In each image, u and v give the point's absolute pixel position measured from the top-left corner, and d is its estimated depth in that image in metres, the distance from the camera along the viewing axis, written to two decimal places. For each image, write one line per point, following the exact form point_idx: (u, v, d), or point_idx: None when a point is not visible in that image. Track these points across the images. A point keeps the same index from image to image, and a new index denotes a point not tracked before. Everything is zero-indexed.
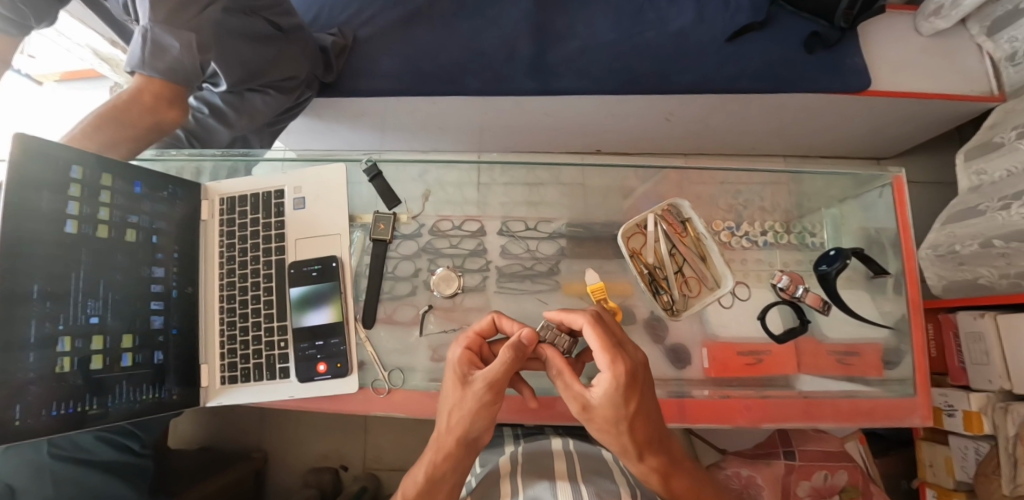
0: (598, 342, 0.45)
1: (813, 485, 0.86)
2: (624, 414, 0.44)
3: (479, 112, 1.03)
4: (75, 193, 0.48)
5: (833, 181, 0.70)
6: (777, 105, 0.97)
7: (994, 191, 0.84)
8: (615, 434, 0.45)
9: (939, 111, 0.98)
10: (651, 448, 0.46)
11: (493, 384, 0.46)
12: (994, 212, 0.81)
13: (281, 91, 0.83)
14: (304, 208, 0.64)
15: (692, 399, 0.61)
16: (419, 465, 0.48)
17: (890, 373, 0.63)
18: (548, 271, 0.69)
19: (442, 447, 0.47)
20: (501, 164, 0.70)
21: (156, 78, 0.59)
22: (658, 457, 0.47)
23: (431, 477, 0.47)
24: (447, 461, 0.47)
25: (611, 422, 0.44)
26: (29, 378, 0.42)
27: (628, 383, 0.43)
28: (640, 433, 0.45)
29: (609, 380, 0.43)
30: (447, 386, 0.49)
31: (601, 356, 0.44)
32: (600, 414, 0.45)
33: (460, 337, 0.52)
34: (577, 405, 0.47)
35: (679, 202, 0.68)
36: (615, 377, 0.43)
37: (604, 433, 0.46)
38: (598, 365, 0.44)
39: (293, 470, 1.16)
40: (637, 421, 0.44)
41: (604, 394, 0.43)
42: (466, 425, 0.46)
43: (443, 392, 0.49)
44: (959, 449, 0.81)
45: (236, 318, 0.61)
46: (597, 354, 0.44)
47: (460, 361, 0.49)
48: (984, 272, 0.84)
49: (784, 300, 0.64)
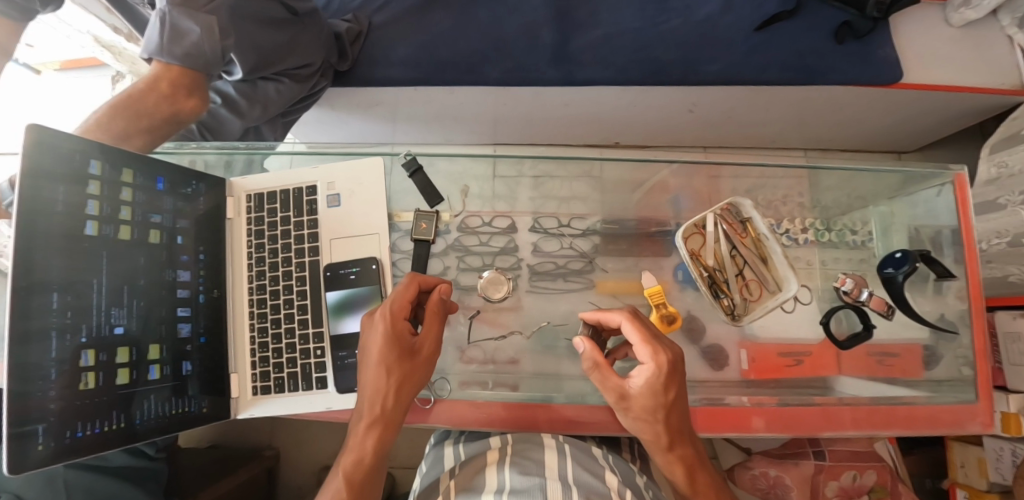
0: (639, 333, 0.43)
1: (841, 485, 0.81)
2: (662, 404, 0.42)
3: (499, 104, 0.95)
4: (95, 191, 0.45)
5: (882, 178, 0.65)
6: (806, 98, 0.90)
7: (1011, 183, 0.82)
8: (650, 423, 0.43)
9: (966, 105, 0.91)
10: (681, 439, 0.44)
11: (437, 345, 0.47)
12: (1014, 206, 0.80)
13: (296, 79, 0.78)
14: (339, 206, 0.60)
15: (703, 405, 0.57)
16: (359, 441, 0.44)
17: (930, 374, 0.61)
18: (582, 269, 0.65)
19: (385, 417, 0.44)
20: (532, 158, 0.64)
21: (175, 65, 0.57)
22: (684, 451, 0.44)
23: (379, 451, 0.44)
24: (391, 428, 0.44)
25: (647, 410, 0.42)
26: (48, 397, 0.38)
27: (671, 372, 0.41)
28: (674, 421, 0.43)
29: (650, 369, 0.41)
30: (376, 360, 0.43)
31: (641, 347, 0.42)
32: (635, 401, 0.43)
33: (381, 310, 0.45)
34: (613, 396, 0.44)
35: (740, 200, 0.61)
36: (657, 368, 0.41)
37: (640, 421, 0.44)
38: (638, 354, 0.43)
39: (305, 470, 1.13)
40: (674, 412, 0.43)
41: (644, 382, 0.41)
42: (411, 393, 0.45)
43: (373, 364, 0.44)
44: (994, 451, 0.79)
45: (268, 323, 0.58)
46: (638, 344, 0.43)
47: (395, 332, 0.44)
48: (1015, 270, 0.80)
49: (847, 304, 0.60)
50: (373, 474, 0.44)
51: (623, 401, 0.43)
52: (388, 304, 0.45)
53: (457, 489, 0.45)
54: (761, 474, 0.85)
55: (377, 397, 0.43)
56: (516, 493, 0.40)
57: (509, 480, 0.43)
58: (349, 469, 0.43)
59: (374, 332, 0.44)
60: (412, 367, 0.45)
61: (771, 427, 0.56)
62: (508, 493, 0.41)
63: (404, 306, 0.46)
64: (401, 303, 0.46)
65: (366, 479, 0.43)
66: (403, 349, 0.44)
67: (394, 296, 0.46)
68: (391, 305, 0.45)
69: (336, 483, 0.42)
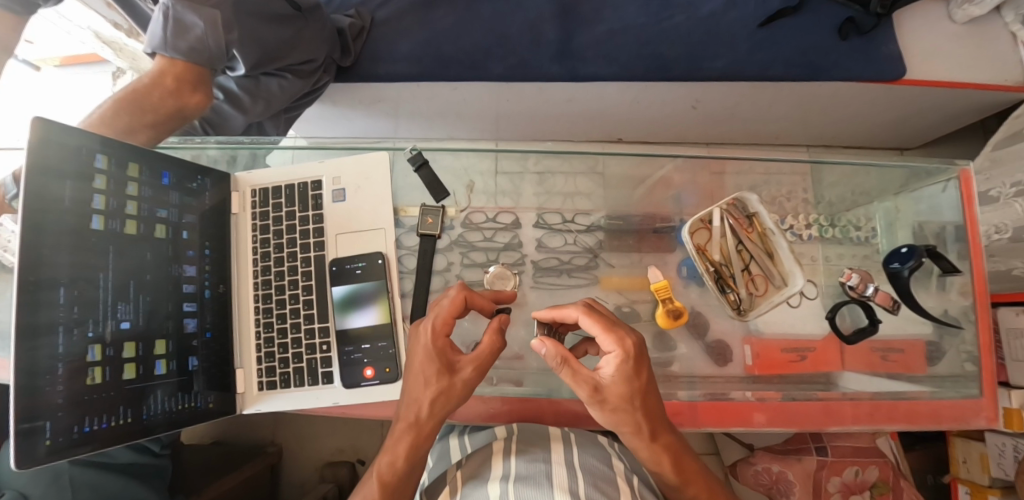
0: (600, 323, 0.40)
1: (844, 480, 0.81)
2: (638, 389, 0.40)
3: (502, 99, 0.95)
4: (100, 186, 0.45)
5: (887, 173, 0.65)
6: (810, 94, 0.90)
7: (1002, 174, 0.83)
8: (627, 412, 0.41)
9: (969, 101, 0.91)
10: (659, 424, 0.43)
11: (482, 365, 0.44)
12: (1006, 199, 0.81)
13: (299, 75, 0.78)
14: (344, 200, 0.60)
15: (704, 401, 0.58)
16: (393, 449, 0.45)
17: (934, 370, 0.61)
18: (586, 264, 0.65)
19: (420, 430, 0.44)
20: (537, 153, 0.64)
21: (179, 60, 0.58)
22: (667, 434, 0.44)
23: (411, 458, 0.45)
24: (424, 439, 0.45)
25: (625, 398, 0.40)
26: (56, 392, 0.39)
27: (640, 356, 0.39)
28: (651, 406, 0.41)
29: (619, 356, 0.39)
30: (419, 372, 0.43)
31: (605, 337, 0.39)
32: (612, 391, 0.40)
33: (426, 322, 0.43)
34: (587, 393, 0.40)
35: (746, 195, 0.61)
36: (625, 354, 0.38)
37: (618, 412, 0.41)
38: (602, 344, 0.40)
39: (308, 466, 1.13)
40: (649, 396, 0.41)
41: (615, 370, 0.39)
42: (447, 406, 0.44)
43: (414, 379, 0.43)
44: (996, 446, 0.79)
45: (273, 318, 0.58)
46: (601, 335, 0.40)
47: (436, 348, 0.42)
48: (1017, 266, 0.80)
49: (852, 299, 0.60)
50: (405, 478, 0.46)
51: (598, 395, 0.40)
52: (432, 319, 0.43)
53: (463, 478, 0.46)
54: (764, 469, 0.86)
55: (411, 410, 0.44)
56: (521, 479, 0.41)
57: (514, 467, 0.43)
58: (383, 473, 0.45)
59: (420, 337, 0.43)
60: (450, 383, 0.43)
61: (772, 423, 0.57)
62: (514, 478, 0.41)
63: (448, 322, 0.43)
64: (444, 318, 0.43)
65: (398, 482, 0.45)
66: (440, 363, 0.42)
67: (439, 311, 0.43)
68: (433, 321, 0.42)
69: (372, 487, 0.45)
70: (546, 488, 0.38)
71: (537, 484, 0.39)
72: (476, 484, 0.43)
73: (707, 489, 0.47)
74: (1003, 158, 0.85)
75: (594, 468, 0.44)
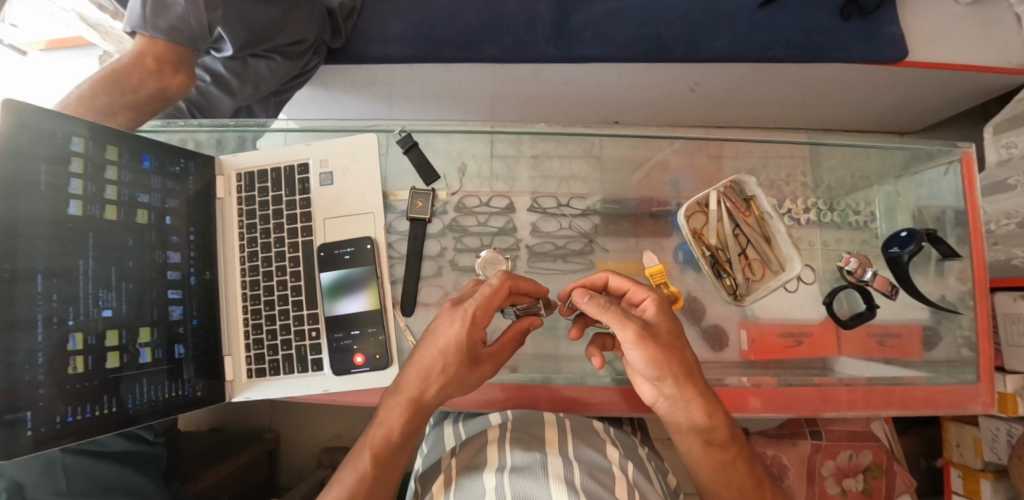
0: (628, 280, 0.46)
1: (838, 464, 0.82)
2: (673, 340, 0.42)
3: (496, 80, 0.92)
4: (78, 169, 0.43)
5: (888, 155, 0.64)
6: (810, 76, 0.88)
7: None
8: (673, 361, 0.41)
9: (975, 84, 0.89)
10: (695, 384, 0.43)
11: (499, 363, 0.48)
12: None
13: (289, 57, 0.75)
14: (332, 184, 0.59)
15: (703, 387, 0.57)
16: (387, 421, 0.46)
17: (933, 355, 0.60)
18: (582, 249, 0.63)
19: (418, 407, 0.46)
20: (531, 134, 0.63)
21: (159, 39, 0.55)
22: (705, 398, 0.43)
23: (405, 434, 0.46)
24: (418, 414, 0.46)
25: (666, 344, 0.41)
26: (37, 382, 0.38)
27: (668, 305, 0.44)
28: (689, 362, 0.42)
29: (656, 301, 0.44)
30: (436, 353, 0.44)
31: (637, 289, 0.45)
32: (657, 334, 0.41)
33: (467, 308, 0.43)
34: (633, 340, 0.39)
35: (743, 177, 0.60)
36: (659, 301, 0.44)
37: (662, 363, 0.40)
38: (636, 296, 0.45)
39: (305, 451, 1.14)
40: (687, 350, 0.42)
41: (654, 314, 0.43)
42: (455, 393, 0.47)
43: (422, 359, 0.45)
44: (990, 430, 0.79)
45: (261, 305, 0.57)
46: (633, 288, 0.45)
47: (469, 339, 0.44)
48: (1018, 253, 0.79)
49: (850, 284, 0.59)
50: (396, 452, 0.46)
51: (645, 334, 0.39)
52: (476, 305, 0.43)
53: (458, 467, 0.45)
54: (758, 454, 0.85)
55: (415, 388, 0.45)
56: (517, 470, 0.40)
57: (510, 458, 0.42)
58: (375, 446, 0.46)
59: (444, 319, 0.44)
60: (469, 376, 0.46)
61: (768, 407, 0.56)
62: (509, 469, 0.40)
63: (486, 314, 0.44)
64: (485, 308, 0.43)
65: (390, 455, 0.46)
66: (467, 357, 0.45)
67: (480, 295, 0.43)
68: (476, 307, 0.43)
69: (364, 456, 0.46)
70: (542, 477, 0.38)
71: (532, 474, 0.39)
72: (471, 474, 0.42)
73: (738, 463, 0.46)
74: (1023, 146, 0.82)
75: (590, 458, 0.44)
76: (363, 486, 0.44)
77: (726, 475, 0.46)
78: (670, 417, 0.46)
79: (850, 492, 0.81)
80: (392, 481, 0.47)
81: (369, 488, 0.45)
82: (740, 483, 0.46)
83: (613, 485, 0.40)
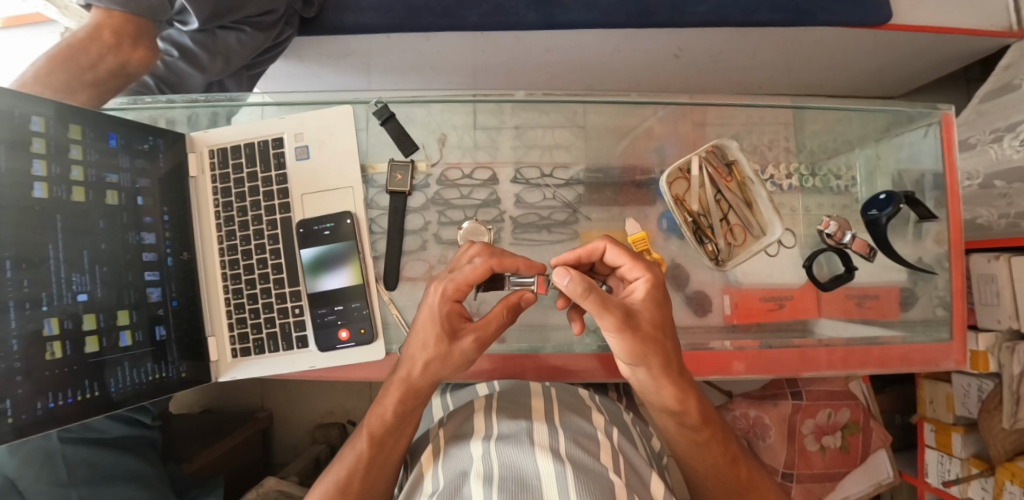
0: (627, 254, 0.43)
1: (817, 422, 0.85)
2: (654, 330, 0.40)
3: (476, 48, 0.89)
4: (40, 150, 0.42)
5: (870, 118, 0.63)
6: (795, 40, 0.86)
7: (987, 123, 0.83)
8: (654, 343, 0.40)
9: (959, 48, 0.89)
10: (671, 375, 0.43)
11: (483, 341, 0.45)
12: (983, 144, 0.83)
13: (259, 28, 0.71)
14: (308, 158, 0.57)
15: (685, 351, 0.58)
16: (386, 403, 0.47)
17: (909, 315, 0.62)
18: (567, 219, 0.63)
19: (410, 388, 0.47)
20: (512, 103, 0.62)
21: (116, 11, 0.53)
22: (679, 386, 0.43)
23: (400, 415, 0.47)
24: (416, 397, 0.47)
25: (645, 337, 0.40)
26: (15, 369, 0.38)
27: (662, 286, 0.43)
28: (668, 351, 0.42)
29: (647, 282, 0.42)
30: (423, 336, 0.45)
31: (632, 266, 0.43)
32: (638, 325, 0.39)
33: (441, 283, 0.43)
34: (613, 326, 0.38)
35: (725, 142, 0.60)
36: (652, 281, 0.42)
37: (640, 348, 0.40)
38: (630, 274, 0.43)
39: (300, 428, 1.15)
40: (667, 341, 0.42)
41: (644, 295, 0.42)
42: (442, 371, 0.47)
43: (412, 342, 0.46)
44: (963, 386, 0.82)
45: (242, 285, 0.56)
46: (629, 265, 0.43)
47: (444, 315, 0.44)
48: (983, 213, 0.81)
49: (830, 247, 0.60)
50: (393, 434, 0.47)
51: (626, 323, 0.38)
52: (449, 282, 0.43)
53: (446, 437, 0.46)
54: (742, 415, 0.86)
55: (406, 368, 0.46)
56: (503, 438, 0.41)
57: (496, 427, 0.43)
58: (373, 428, 0.47)
59: (430, 300, 0.44)
60: (449, 352, 0.45)
61: (751, 370, 0.58)
62: (496, 438, 0.41)
63: (461, 288, 0.44)
64: (458, 283, 0.43)
65: (385, 436, 0.47)
66: (443, 332, 0.44)
67: (459, 273, 0.43)
68: (448, 282, 0.43)
69: (362, 437, 0.48)
70: (526, 445, 0.39)
71: (518, 442, 0.39)
72: (458, 443, 0.43)
73: (719, 439, 0.48)
74: (991, 110, 0.83)
75: (575, 426, 0.45)
76: (359, 465, 0.46)
77: (701, 452, 0.48)
78: (642, 395, 0.47)
79: (829, 448, 0.85)
80: (393, 461, 0.48)
81: (365, 467, 0.47)
82: (713, 461, 0.48)
83: (597, 451, 0.41)
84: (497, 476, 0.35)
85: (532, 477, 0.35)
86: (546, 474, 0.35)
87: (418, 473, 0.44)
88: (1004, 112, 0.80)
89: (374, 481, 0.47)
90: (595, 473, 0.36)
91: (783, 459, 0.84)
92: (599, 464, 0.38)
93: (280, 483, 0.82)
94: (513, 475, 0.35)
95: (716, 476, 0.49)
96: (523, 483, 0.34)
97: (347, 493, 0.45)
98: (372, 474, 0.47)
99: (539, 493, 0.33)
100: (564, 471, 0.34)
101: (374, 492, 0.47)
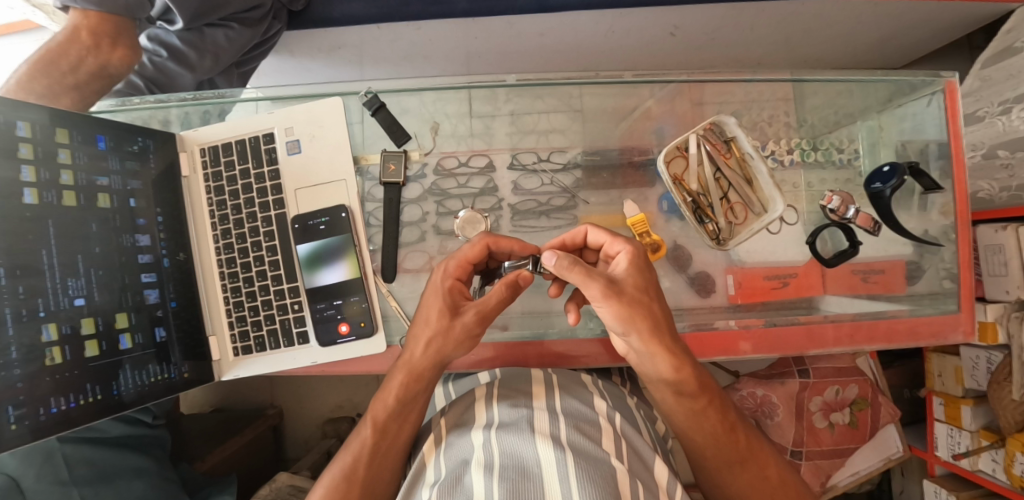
0: (605, 232, 0.46)
1: (825, 400, 0.84)
2: (640, 296, 0.40)
3: (468, 36, 0.88)
4: (27, 155, 0.42)
5: (872, 88, 0.62)
6: (793, 13, 0.84)
7: (990, 93, 0.81)
8: (643, 309, 0.40)
9: (960, 16, 0.86)
10: (663, 341, 0.41)
11: (484, 316, 0.45)
12: (992, 117, 0.80)
13: (246, 24, 0.70)
14: (300, 152, 0.57)
15: (691, 332, 0.57)
16: (388, 388, 0.48)
17: (917, 289, 0.61)
18: (566, 204, 0.62)
19: (415, 371, 0.47)
20: (505, 88, 0.60)
21: (92, 11, 0.52)
22: (673, 356, 0.42)
23: (403, 400, 0.47)
24: (418, 382, 0.47)
25: (632, 302, 0.39)
26: (15, 377, 0.38)
27: (644, 254, 0.44)
28: (658, 318, 0.41)
29: (629, 253, 0.43)
30: (425, 312, 0.46)
31: (614, 242, 0.45)
32: (624, 291, 0.40)
33: (443, 262, 0.48)
34: (599, 291, 0.39)
35: (723, 118, 0.59)
36: (633, 252, 0.43)
37: (631, 312, 0.39)
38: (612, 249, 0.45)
39: (310, 424, 1.16)
40: (655, 307, 0.41)
41: (626, 264, 0.42)
42: (444, 350, 0.46)
43: (418, 322, 0.47)
44: (971, 359, 0.81)
45: (240, 283, 0.56)
46: (609, 241, 0.46)
47: (447, 289, 0.46)
48: (984, 186, 0.81)
49: (834, 222, 0.59)
50: (396, 421, 0.47)
51: (611, 289, 0.39)
52: (450, 259, 0.48)
53: (447, 426, 0.45)
54: (749, 394, 0.86)
55: (409, 351, 0.47)
56: (504, 426, 0.41)
57: (497, 414, 0.43)
58: (376, 414, 0.48)
59: (433, 280, 0.47)
60: (450, 328, 0.45)
61: (757, 349, 0.57)
62: (497, 427, 0.41)
63: (462, 266, 0.48)
64: (459, 260, 0.47)
65: (389, 422, 0.47)
66: (445, 306, 0.45)
67: (458, 252, 0.48)
68: (450, 259, 0.47)
69: (367, 424, 0.48)
70: (527, 432, 0.38)
71: (519, 429, 0.39)
72: (460, 432, 0.43)
73: (715, 402, 0.48)
74: (992, 75, 0.81)
75: (576, 411, 0.44)
76: (363, 453, 0.46)
77: (699, 421, 0.48)
78: (639, 369, 0.46)
79: (837, 425, 0.85)
80: (397, 449, 0.48)
81: (370, 455, 0.47)
82: (712, 430, 0.48)
83: (600, 437, 0.40)
84: (497, 465, 0.35)
85: (533, 465, 0.34)
86: (546, 462, 0.34)
87: (421, 462, 0.44)
88: (1008, 79, 0.78)
89: (378, 471, 0.46)
90: (597, 460, 0.35)
91: (792, 437, 0.84)
92: (600, 449, 0.38)
93: (292, 478, 0.83)
94: (513, 463, 0.35)
95: (716, 447, 0.48)
96: (524, 470, 0.34)
97: (352, 480, 0.45)
98: (377, 461, 0.47)
99: (540, 480, 0.33)
100: (565, 457, 0.34)
101: (380, 480, 0.46)
